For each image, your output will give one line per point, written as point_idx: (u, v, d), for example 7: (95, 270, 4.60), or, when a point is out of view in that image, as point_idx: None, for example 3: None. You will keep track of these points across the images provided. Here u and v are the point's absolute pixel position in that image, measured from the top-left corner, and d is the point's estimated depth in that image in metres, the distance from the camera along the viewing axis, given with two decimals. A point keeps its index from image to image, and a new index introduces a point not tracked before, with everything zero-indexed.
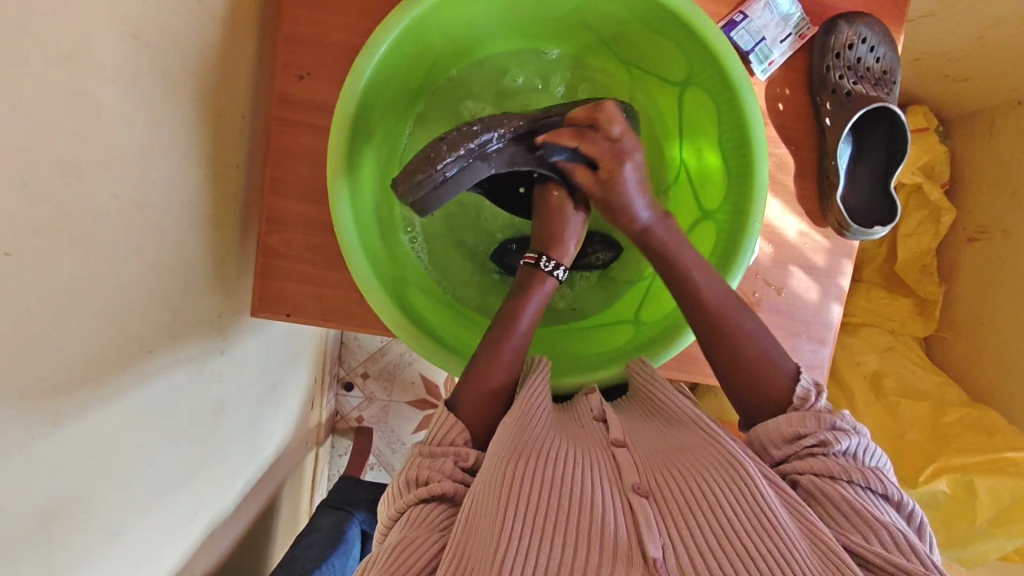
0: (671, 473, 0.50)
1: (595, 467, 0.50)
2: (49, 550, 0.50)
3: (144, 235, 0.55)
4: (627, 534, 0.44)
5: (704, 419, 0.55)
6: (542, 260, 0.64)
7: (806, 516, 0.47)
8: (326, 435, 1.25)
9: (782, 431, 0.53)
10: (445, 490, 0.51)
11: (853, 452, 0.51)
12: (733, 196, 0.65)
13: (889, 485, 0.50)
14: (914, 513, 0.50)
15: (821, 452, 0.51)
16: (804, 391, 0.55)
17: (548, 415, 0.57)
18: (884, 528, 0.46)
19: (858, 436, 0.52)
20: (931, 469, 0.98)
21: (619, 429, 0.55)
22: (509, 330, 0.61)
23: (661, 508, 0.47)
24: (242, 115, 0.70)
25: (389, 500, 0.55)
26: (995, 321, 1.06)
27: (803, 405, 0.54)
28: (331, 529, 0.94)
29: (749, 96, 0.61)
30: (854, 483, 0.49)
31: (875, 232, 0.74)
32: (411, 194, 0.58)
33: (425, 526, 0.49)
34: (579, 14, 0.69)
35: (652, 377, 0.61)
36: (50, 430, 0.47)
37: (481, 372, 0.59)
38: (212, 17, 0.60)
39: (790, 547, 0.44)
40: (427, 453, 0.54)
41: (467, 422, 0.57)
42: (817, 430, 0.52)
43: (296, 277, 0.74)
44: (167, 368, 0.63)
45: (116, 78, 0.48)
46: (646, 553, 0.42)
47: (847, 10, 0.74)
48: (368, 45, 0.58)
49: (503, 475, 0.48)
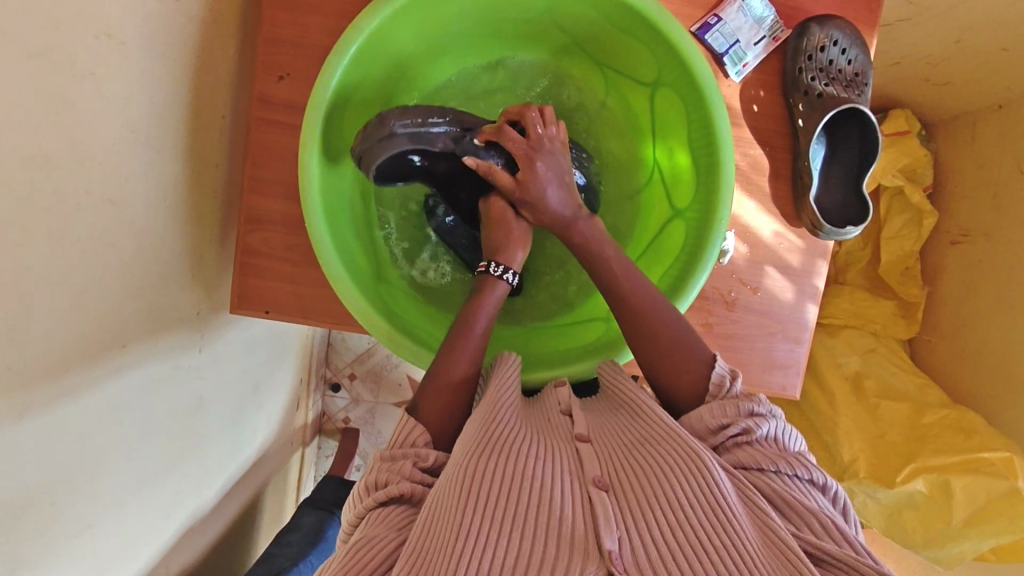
0: (632, 467, 0.51)
1: (557, 460, 0.52)
2: (20, 540, 0.51)
3: (119, 231, 0.56)
4: (585, 527, 0.46)
5: (660, 412, 0.56)
6: (490, 265, 0.66)
7: (760, 510, 0.48)
8: (311, 436, 1.25)
9: (707, 422, 0.55)
10: (402, 492, 0.52)
11: (773, 435, 0.54)
12: (700, 195, 0.66)
13: (813, 468, 0.53)
14: (838, 496, 0.53)
15: (745, 439, 0.53)
16: (719, 376, 0.58)
17: (517, 411, 0.58)
18: (816, 516, 0.48)
19: (774, 420, 0.55)
20: (909, 470, 0.99)
21: (584, 425, 0.57)
22: (466, 332, 0.62)
23: (620, 502, 0.48)
24: (222, 114, 0.71)
25: (350, 503, 0.56)
26: (976, 325, 1.07)
27: (721, 390, 0.57)
28: (313, 527, 0.94)
29: (716, 97, 0.62)
30: (781, 471, 0.51)
31: (848, 232, 0.74)
32: (363, 146, 0.62)
33: (384, 527, 0.50)
34: (552, 16, 0.70)
35: (619, 371, 0.62)
36: (24, 419, 0.48)
37: (443, 367, 0.60)
38: (191, 18, 0.61)
39: (741, 540, 0.45)
40: (387, 456, 0.55)
41: (429, 421, 0.58)
42: (739, 417, 0.54)
43: (275, 275, 0.74)
44: (144, 363, 0.64)
45: (91, 75, 0.49)
46: (603, 545, 0.44)
47: (818, 13, 0.75)
48: (340, 44, 0.59)
49: (468, 467, 0.49)
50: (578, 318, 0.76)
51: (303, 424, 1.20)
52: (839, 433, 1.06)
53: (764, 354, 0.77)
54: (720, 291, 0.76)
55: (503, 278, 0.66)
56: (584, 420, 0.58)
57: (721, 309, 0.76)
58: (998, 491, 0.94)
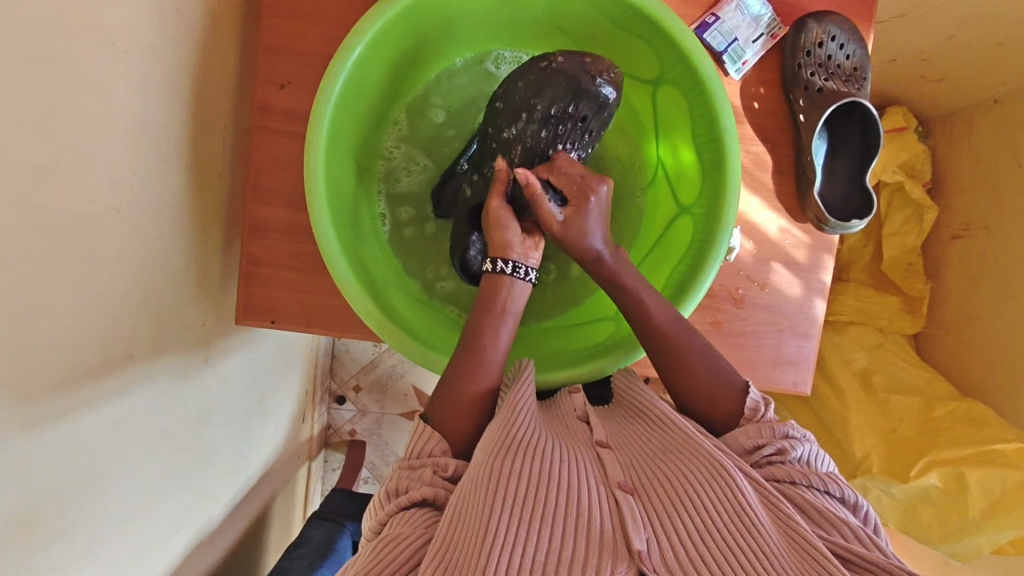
0: (656, 473, 0.52)
1: (581, 463, 0.52)
2: (31, 553, 0.50)
3: (124, 240, 0.56)
4: (612, 525, 0.46)
5: (677, 418, 0.57)
6: (495, 264, 0.64)
7: (787, 514, 0.49)
8: (318, 450, 1.24)
9: (741, 442, 0.55)
10: (425, 496, 0.52)
11: (807, 458, 0.55)
12: (707, 190, 0.66)
13: (838, 485, 0.53)
14: (869, 515, 0.53)
15: (778, 460, 0.54)
16: (753, 402, 0.58)
17: (536, 417, 0.58)
18: (847, 524, 0.49)
19: (809, 444, 0.56)
20: (924, 463, 0.98)
21: (603, 432, 0.57)
22: (484, 341, 0.61)
23: (645, 505, 0.49)
24: (224, 125, 0.71)
25: (370, 511, 0.56)
26: (985, 321, 1.06)
27: (755, 415, 0.57)
28: (322, 540, 0.93)
29: (718, 90, 0.62)
30: (813, 485, 0.52)
31: (853, 225, 0.75)
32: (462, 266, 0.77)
33: (410, 525, 0.50)
34: (552, 19, 0.71)
35: (634, 383, 0.64)
36: (28, 432, 0.47)
37: (468, 369, 0.59)
38: (191, 28, 0.61)
39: (767, 543, 0.46)
40: (405, 465, 0.55)
41: (443, 428, 0.58)
42: (773, 437, 0.55)
43: (281, 284, 0.74)
44: (149, 376, 0.63)
45: (93, 84, 0.48)
46: (632, 544, 0.45)
47: (814, 10, 0.75)
48: (344, 48, 0.60)
49: (492, 467, 0.49)
50: (587, 318, 0.77)
51: (309, 437, 1.20)
52: (849, 429, 1.06)
53: (774, 351, 0.77)
54: (727, 288, 0.76)
55: (512, 275, 0.64)
56: (602, 428, 0.58)
57: (729, 305, 0.76)
58: (1012, 482, 0.94)
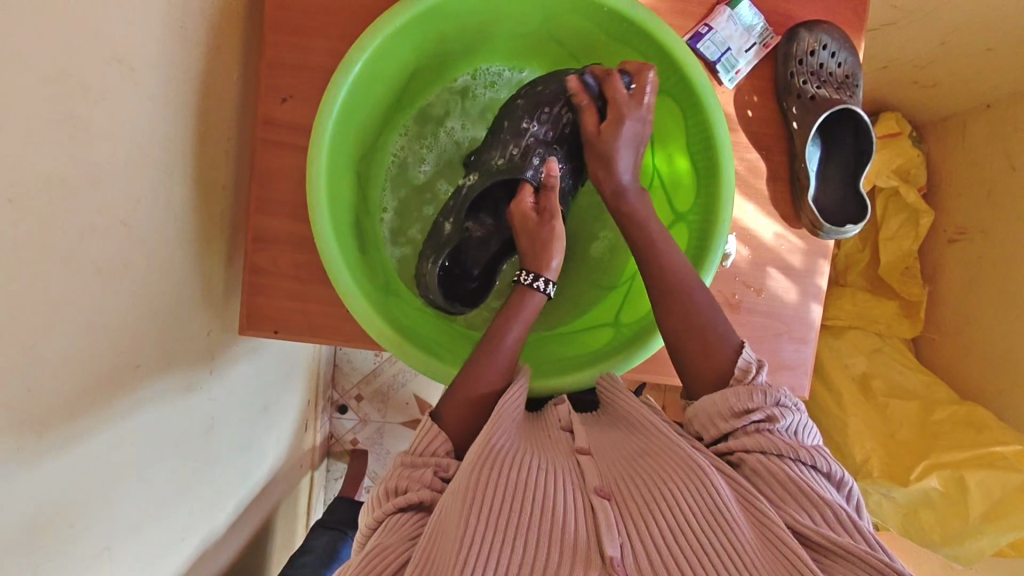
0: (633, 479, 0.52)
1: (559, 472, 0.52)
2: (40, 560, 0.51)
3: (131, 253, 0.56)
4: (587, 532, 0.47)
5: (657, 422, 0.57)
6: (522, 274, 0.67)
7: (759, 513, 0.49)
8: (320, 460, 1.25)
9: (730, 404, 0.55)
10: (422, 499, 0.53)
11: (795, 428, 0.55)
12: (702, 200, 0.68)
13: (824, 459, 0.53)
14: (853, 492, 0.53)
15: (767, 427, 0.54)
16: (746, 363, 0.58)
17: (519, 426, 0.58)
18: (827, 505, 0.49)
19: (798, 413, 0.56)
20: (923, 467, 1.00)
21: (585, 439, 0.57)
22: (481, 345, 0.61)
23: (621, 510, 0.49)
24: (227, 139, 0.72)
25: (368, 507, 0.56)
26: (981, 323, 1.07)
27: (745, 377, 0.57)
28: (326, 549, 0.93)
29: (711, 100, 0.64)
30: (799, 459, 0.52)
31: (848, 230, 0.76)
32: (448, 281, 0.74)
33: (399, 531, 0.51)
34: (548, 29, 0.72)
35: (615, 386, 0.63)
36: (42, 440, 0.48)
37: (467, 377, 0.60)
38: (196, 45, 0.62)
39: (740, 546, 0.46)
40: (408, 463, 0.56)
41: (450, 429, 0.58)
42: (764, 404, 0.55)
43: (283, 294, 0.75)
44: (158, 386, 0.64)
45: (103, 100, 0.49)
46: (605, 552, 0.45)
47: (806, 19, 0.77)
48: (345, 62, 0.61)
49: (471, 480, 0.49)
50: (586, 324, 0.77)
51: (311, 446, 1.20)
52: (850, 432, 1.07)
53: (771, 355, 0.77)
54: (724, 294, 0.76)
55: (538, 289, 0.66)
56: (585, 435, 0.58)
57: (726, 311, 0.76)
58: (1011, 485, 0.95)
